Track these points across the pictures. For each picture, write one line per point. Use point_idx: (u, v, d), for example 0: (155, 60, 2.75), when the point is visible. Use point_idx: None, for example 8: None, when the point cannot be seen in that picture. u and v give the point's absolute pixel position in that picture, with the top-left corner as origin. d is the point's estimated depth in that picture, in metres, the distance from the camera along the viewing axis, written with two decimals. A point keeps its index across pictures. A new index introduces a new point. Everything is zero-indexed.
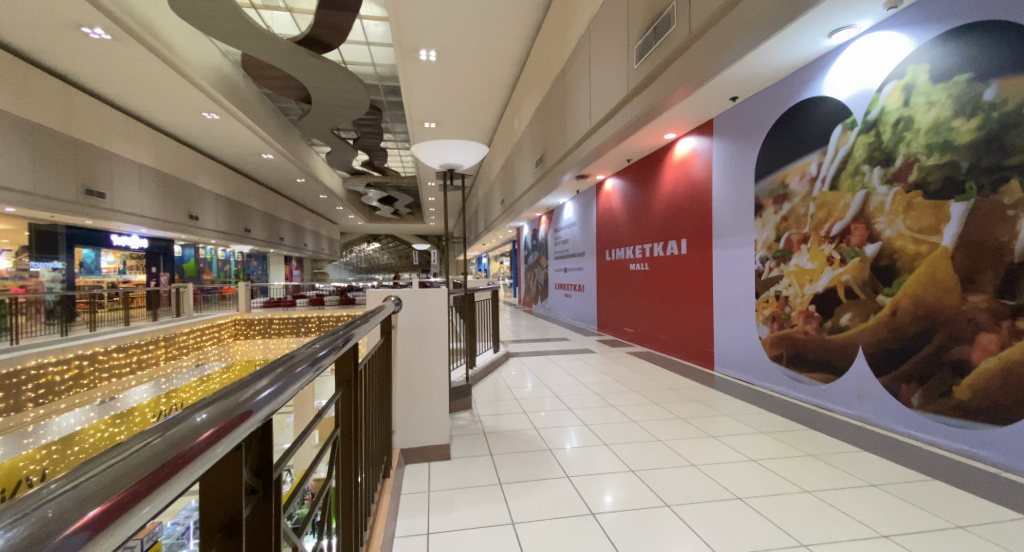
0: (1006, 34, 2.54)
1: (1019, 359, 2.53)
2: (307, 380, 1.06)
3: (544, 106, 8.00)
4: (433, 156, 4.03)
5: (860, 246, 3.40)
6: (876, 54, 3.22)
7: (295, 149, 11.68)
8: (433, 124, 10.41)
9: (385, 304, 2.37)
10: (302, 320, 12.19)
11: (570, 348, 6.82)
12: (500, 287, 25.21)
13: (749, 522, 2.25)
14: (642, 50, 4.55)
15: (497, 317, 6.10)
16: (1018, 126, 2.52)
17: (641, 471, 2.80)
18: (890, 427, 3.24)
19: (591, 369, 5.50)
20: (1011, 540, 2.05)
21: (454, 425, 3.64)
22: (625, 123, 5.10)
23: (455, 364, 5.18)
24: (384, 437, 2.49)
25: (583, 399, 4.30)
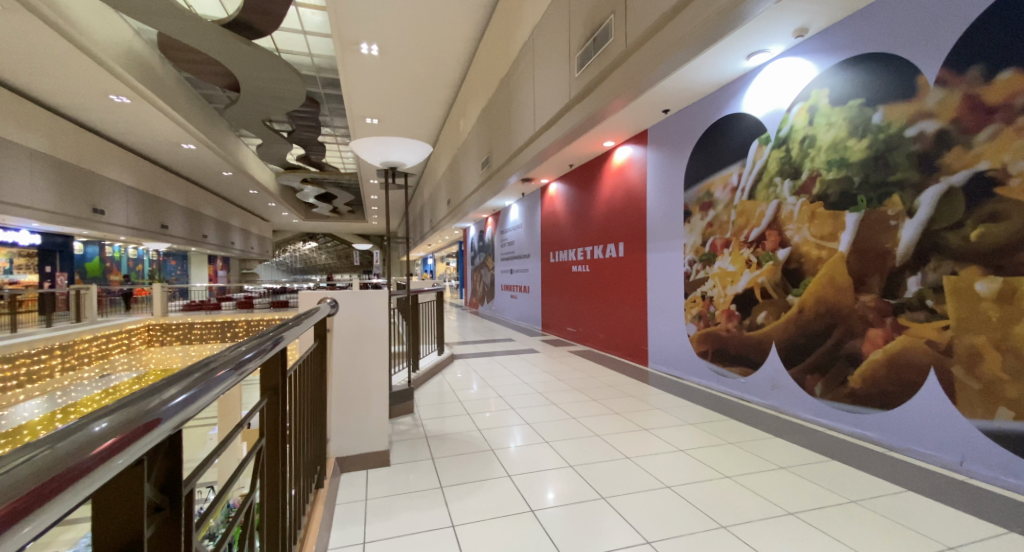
0: (888, 67, 2.89)
1: (900, 351, 2.86)
2: (229, 385, 1.03)
3: (490, 108, 8.06)
4: (374, 152, 3.94)
5: (773, 251, 3.72)
6: (786, 77, 3.55)
7: (221, 141, 10.96)
8: (376, 121, 10.16)
9: (321, 306, 2.30)
10: (229, 323, 11.45)
11: (512, 349, 6.90)
12: (446, 288, 24.93)
13: (678, 509, 2.40)
14: (583, 60, 4.71)
15: (441, 318, 6.06)
16: (899, 147, 2.86)
17: (580, 467, 2.89)
18: (798, 415, 3.56)
19: (535, 369, 5.60)
20: (894, 511, 2.32)
21: (395, 430, 3.58)
22: (567, 129, 5.25)
23: (397, 368, 5.09)
24: (318, 444, 2.41)
25: (526, 399, 4.37)
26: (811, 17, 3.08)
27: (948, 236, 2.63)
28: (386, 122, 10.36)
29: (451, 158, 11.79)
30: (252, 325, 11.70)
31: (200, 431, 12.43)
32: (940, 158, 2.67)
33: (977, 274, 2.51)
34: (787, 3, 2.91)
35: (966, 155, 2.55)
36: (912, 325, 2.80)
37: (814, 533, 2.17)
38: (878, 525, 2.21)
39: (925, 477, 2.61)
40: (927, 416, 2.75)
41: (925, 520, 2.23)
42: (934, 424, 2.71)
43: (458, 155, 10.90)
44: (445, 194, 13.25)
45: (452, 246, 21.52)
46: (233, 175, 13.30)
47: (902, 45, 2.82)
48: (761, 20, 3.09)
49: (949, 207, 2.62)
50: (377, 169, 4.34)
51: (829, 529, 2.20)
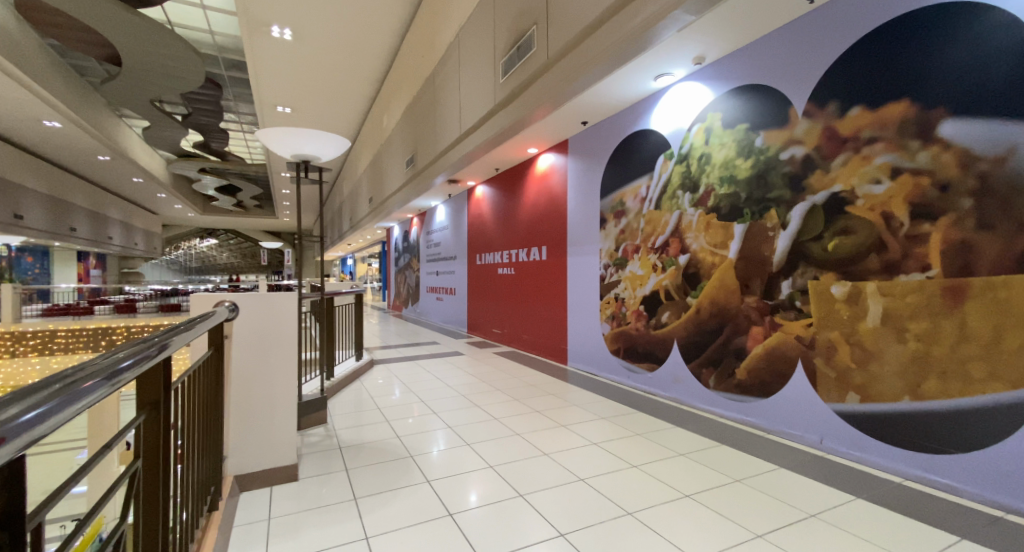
0: (769, 96, 3.28)
1: (776, 346, 3.25)
2: (99, 397, 0.96)
3: (415, 107, 7.96)
4: (284, 143, 3.73)
5: (675, 257, 4.05)
6: (688, 100, 3.91)
7: (97, 121, 9.72)
8: (288, 110, 9.61)
9: (218, 310, 2.16)
10: (103, 330, 9.66)
11: (433, 353, 6.83)
12: (368, 290, 24.08)
13: (591, 500, 2.54)
14: (507, 67, 4.84)
15: (359, 322, 5.86)
16: (776, 168, 3.25)
17: (500, 467, 2.96)
18: (696, 405, 3.91)
19: (458, 372, 5.59)
20: (770, 487, 2.63)
21: (305, 442, 3.42)
22: (492, 133, 5.34)
23: (309, 376, 4.85)
24: (211, 460, 2.25)
25: (447, 403, 4.36)
26: (708, 47, 3.42)
27: (812, 246, 3.03)
28: (300, 112, 9.82)
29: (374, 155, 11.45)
30: (134, 331, 9.99)
31: (65, 454, 10.86)
32: (806, 179, 3.07)
33: (833, 279, 2.92)
34: (688, 32, 3.21)
35: (826, 177, 2.96)
36: (785, 323, 3.19)
37: (708, 512, 2.40)
38: (759, 500, 2.49)
39: (797, 455, 2.98)
40: (798, 402, 3.13)
41: (795, 493, 2.55)
42: (804, 409, 3.10)
43: (381, 151, 10.62)
44: (365, 191, 12.83)
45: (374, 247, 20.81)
46: (110, 160, 11.84)
47: (778, 78, 3.22)
48: (665, 46, 3.37)
49: (813, 221, 3.02)
50: (287, 162, 4.11)
51: (718, 507, 2.44)
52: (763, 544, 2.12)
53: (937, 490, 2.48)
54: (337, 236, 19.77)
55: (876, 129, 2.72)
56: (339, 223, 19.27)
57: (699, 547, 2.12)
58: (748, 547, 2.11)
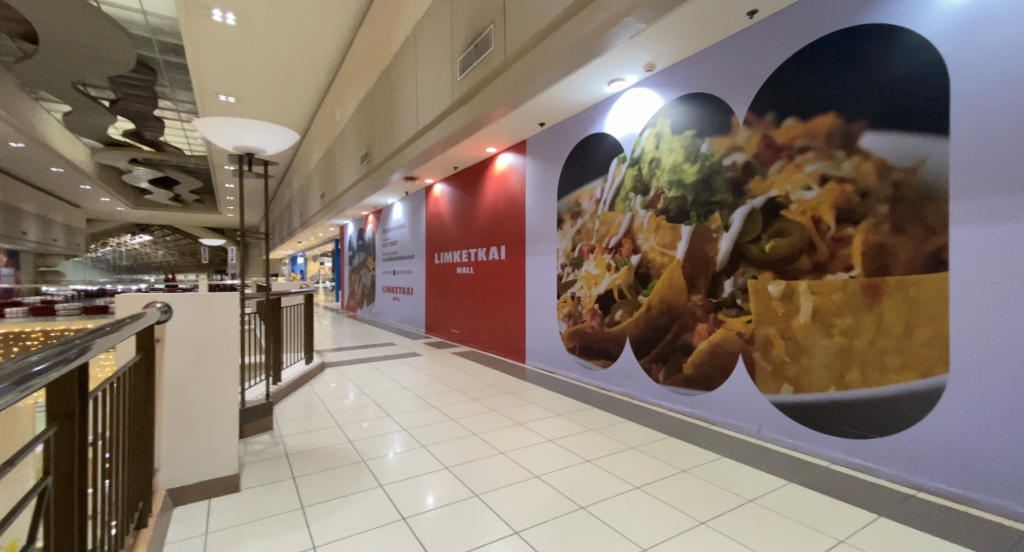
0: (713, 104, 3.45)
1: (719, 342, 3.43)
2: (8, 403, 0.90)
3: (370, 102, 7.81)
4: (224, 134, 3.53)
5: (628, 257, 4.19)
6: (640, 105, 4.05)
7: (9, 103, 8.89)
8: (232, 100, 9.17)
9: (148, 312, 2.04)
10: (16, 335, 8.84)
11: (388, 354, 6.72)
12: (321, 290, 23.30)
13: (546, 497, 2.59)
14: (464, 65, 4.84)
15: (310, 324, 5.67)
16: (719, 173, 3.42)
17: (455, 467, 2.97)
18: (647, 399, 4.05)
19: (415, 373, 5.53)
20: (713, 476, 2.77)
21: (247, 451, 3.29)
22: (449, 131, 5.33)
23: (254, 380, 4.64)
24: (139, 473, 2.12)
25: (403, 405, 4.31)
26: (657, 55, 3.56)
27: (751, 248, 3.21)
28: (246, 102, 9.40)
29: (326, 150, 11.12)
30: (52, 336, 9.19)
31: None
32: (746, 184, 3.25)
33: (769, 279, 3.11)
34: (638, 40, 3.33)
35: (764, 182, 3.15)
36: (727, 320, 3.36)
37: (656, 503, 2.51)
38: (702, 489, 2.62)
39: (737, 444, 3.15)
40: (739, 394, 3.31)
41: (735, 480, 2.70)
42: (744, 401, 3.29)
43: (334, 146, 10.33)
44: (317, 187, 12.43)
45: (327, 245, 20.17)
46: (26, 147, 10.86)
47: (722, 88, 3.39)
48: (617, 53, 3.48)
49: (752, 223, 3.20)
50: (230, 154, 3.92)
51: (666, 498, 2.55)
52: (706, 531, 2.24)
53: (859, 472, 2.69)
54: (286, 233, 19.02)
55: (807, 139, 2.92)
56: (288, 220, 18.53)
57: (646, 537, 2.21)
58: (692, 534, 2.22)
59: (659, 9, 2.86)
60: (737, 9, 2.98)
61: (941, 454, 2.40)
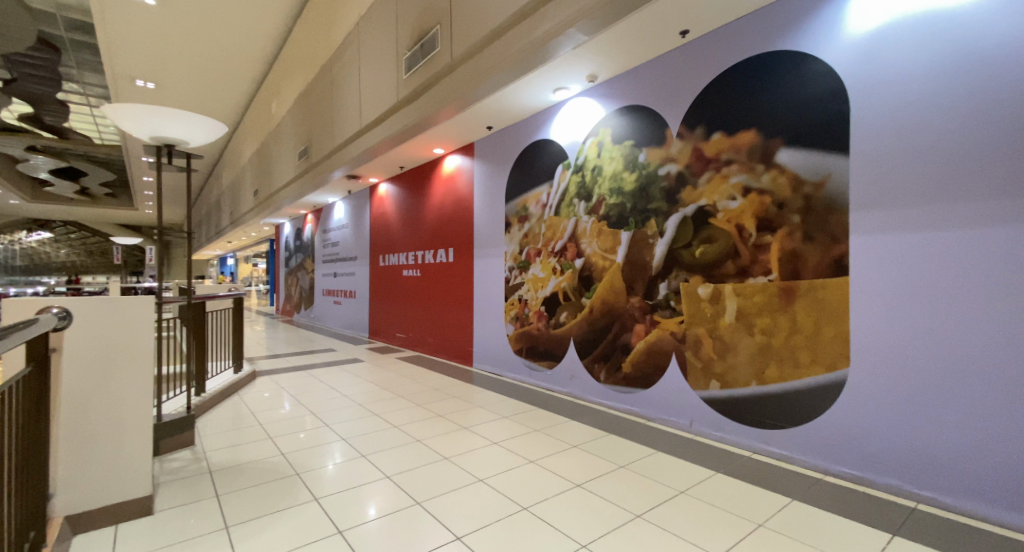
0: (650, 117, 3.63)
1: (655, 342, 3.61)
2: None
3: (310, 96, 7.54)
4: (139, 123, 3.27)
5: (572, 260, 4.30)
6: (583, 114, 4.19)
7: None
8: (151, 85, 8.56)
9: (41, 319, 1.86)
10: None
11: (328, 361, 6.48)
12: (252, 292, 22.03)
13: (489, 500, 2.61)
14: (410, 63, 4.81)
15: (240, 331, 5.35)
16: (655, 182, 3.60)
17: (397, 476, 2.92)
18: (590, 398, 4.18)
19: (356, 380, 5.37)
20: (650, 471, 2.90)
21: (163, 470, 3.05)
22: (393, 129, 5.25)
23: (174, 393, 4.30)
24: (28, 500, 1.90)
25: (342, 414, 4.17)
26: (599, 67, 3.70)
27: (683, 253, 3.40)
28: (170, 88, 8.79)
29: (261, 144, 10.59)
30: None
31: None
32: (679, 194, 3.44)
33: (699, 282, 3.31)
34: (581, 52, 3.45)
35: (694, 192, 3.35)
36: (662, 321, 3.54)
37: (596, 499, 2.59)
38: (639, 483, 2.74)
39: (671, 438, 3.32)
40: (673, 391, 3.50)
41: (669, 473, 2.84)
42: (678, 398, 3.47)
43: (270, 140, 9.86)
44: (250, 183, 11.78)
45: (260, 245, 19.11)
46: None
47: (657, 100, 3.58)
48: (561, 62, 3.58)
49: (684, 230, 3.40)
50: (146, 145, 3.63)
51: (607, 494, 2.64)
52: (642, 524, 2.35)
53: (777, 459, 2.92)
54: (213, 232, 17.84)
55: (732, 153, 3.14)
56: (215, 218, 17.40)
57: (585, 533, 2.28)
58: (628, 527, 2.32)
59: (600, 22, 2.99)
60: (670, 29, 3.17)
61: (845, 440, 2.65)
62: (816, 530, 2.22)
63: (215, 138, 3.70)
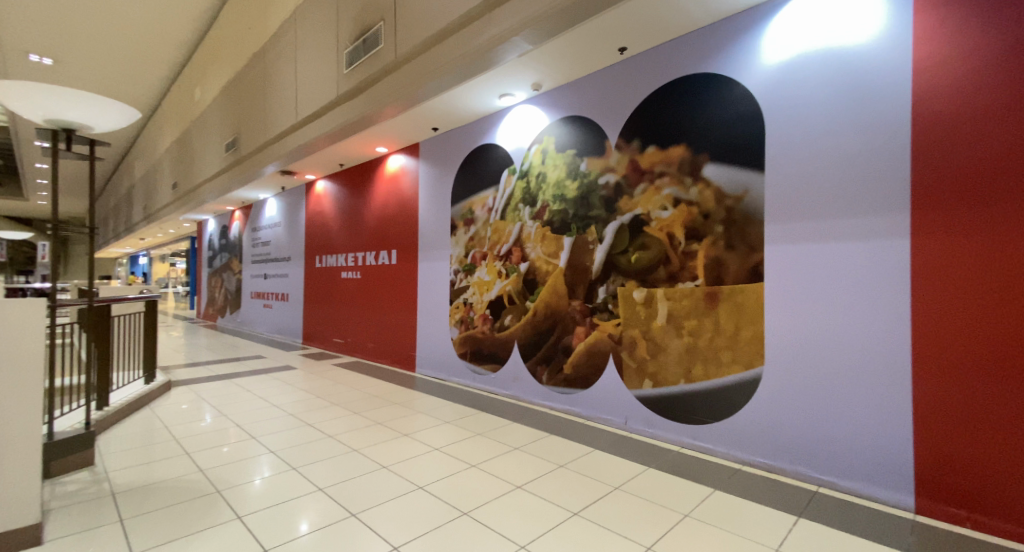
0: (590, 127, 3.78)
1: (594, 344, 3.74)
2: None
3: (241, 85, 7.15)
4: (32, 104, 2.95)
5: (517, 264, 4.37)
6: (528, 121, 4.29)
7: None
8: (49, 60, 7.78)
9: None
10: None
11: (256, 369, 6.13)
12: (170, 294, 20.36)
13: (427, 507, 2.60)
14: (351, 58, 4.71)
15: (153, 337, 4.95)
16: (595, 191, 3.74)
17: (330, 488, 2.83)
18: (533, 400, 4.26)
19: (288, 389, 5.13)
20: (587, 469, 2.99)
21: (54, 495, 2.74)
22: (332, 124, 5.10)
23: (69, 408, 3.90)
24: None
25: (272, 425, 3.97)
26: (542, 76, 3.81)
27: (620, 259, 3.56)
28: (77, 66, 8.03)
29: (182, 133, 9.88)
30: None
31: None
32: (617, 202, 3.60)
33: (635, 286, 3.47)
34: (525, 60, 3.53)
35: (630, 201, 3.51)
36: (601, 323, 3.68)
37: (536, 500, 2.65)
38: (577, 482, 2.82)
39: (608, 436, 3.45)
40: (610, 391, 3.64)
41: (605, 471, 2.95)
42: (614, 397, 3.62)
43: (193, 129, 9.22)
44: (169, 176, 10.92)
45: (179, 243, 17.71)
46: None
47: (597, 111, 3.74)
48: (505, 69, 3.64)
49: (621, 237, 3.55)
50: (42, 129, 3.29)
51: (546, 494, 2.71)
52: (579, 521, 2.43)
53: (702, 453, 3.12)
54: (122, 227, 16.32)
55: (664, 165, 3.33)
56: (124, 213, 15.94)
57: (523, 535, 2.32)
58: (566, 525, 2.39)
59: (543, 32, 3.07)
60: (609, 45, 3.32)
61: (761, 433, 2.88)
62: (737, 517, 2.39)
63: (124, 124, 3.41)
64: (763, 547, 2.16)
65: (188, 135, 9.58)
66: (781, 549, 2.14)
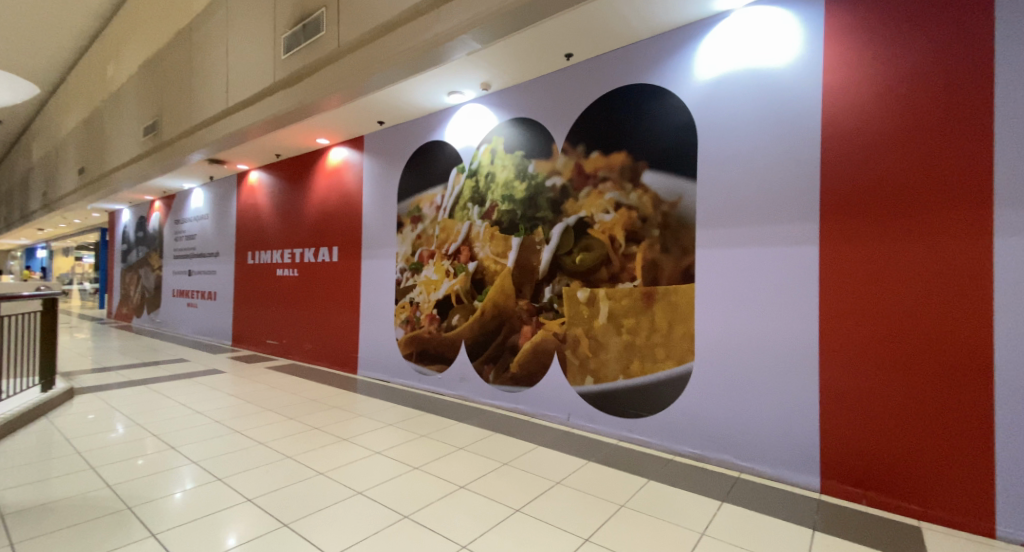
0: (538, 130, 3.86)
1: (540, 343, 3.82)
2: None
3: (165, 65, 6.66)
4: None
5: (465, 263, 4.37)
6: (477, 121, 4.30)
7: None
8: None
9: None
10: None
11: (178, 374, 5.72)
12: (77, 292, 18.51)
13: (367, 512, 2.55)
14: (290, 43, 4.52)
15: (54, 339, 4.50)
16: (543, 193, 3.82)
17: (261, 498, 2.71)
18: (479, 400, 4.28)
19: (214, 394, 4.84)
20: (531, 466, 3.06)
21: None
22: (268, 112, 4.86)
23: None
24: None
25: (196, 433, 3.74)
26: (490, 76, 3.84)
27: (566, 260, 3.65)
28: None
29: (94, 113, 9.03)
30: None
31: None
32: (562, 204, 3.70)
33: (579, 286, 3.58)
34: (472, 59, 3.55)
35: (576, 204, 3.62)
36: (547, 322, 3.76)
37: (478, 498, 2.68)
38: (519, 479, 2.88)
39: (551, 433, 3.54)
40: (554, 388, 3.73)
41: (547, 467, 3.03)
42: (558, 394, 3.71)
43: (107, 110, 8.46)
44: (76, 160, 9.93)
45: (89, 235, 16.14)
46: None
47: (543, 114, 3.82)
48: (453, 66, 3.64)
49: (566, 239, 3.65)
50: None
51: (488, 492, 2.74)
52: (520, 517, 2.48)
53: (639, 445, 3.28)
54: (17, 216, 14.64)
55: (607, 171, 3.46)
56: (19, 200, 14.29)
57: (464, 534, 2.34)
58: (507, 522, 2.43)
59: (491, 32, 3.10)
60: (556, 50, 3.41)
61: (691, 424, 3.07)
62: (668, 505, 2.53)
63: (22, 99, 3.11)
64: (691, 531, 2.30)
65: (100, 116, 8.76)
66: (705, 532, 2.30)
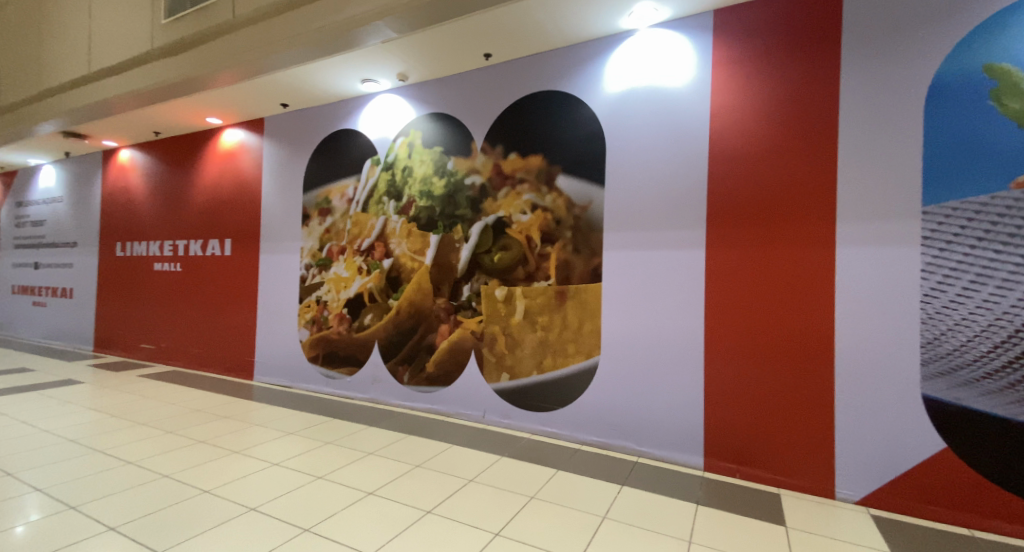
0: (457, 127, 3.84)
1: (456, 341, 3.81)
2: None
3: (7, 15, 5.61)
4: None
5: (379, 260, 4.23)
6: (393, 112, 4.19)
7: None
8: None
9: None
10: None
11: (22, 386, 4.87)
12: None
13: (261, 529, 2.38)
14: (175, 8, 4.04)
15: None
16: (461, 191, 3.81)
17: (129, 525, 2.41)
18: (391, 402, 4.17)
19: (72, 409, 4.21)
20: (443, 466, 3.05)
21: None
22: (145, 83, 4.31)
23: None
24: None
25: (47, 455, 3.23)
26: (407, 67, 3.75)
27: (484, 258, 3.69)
28: None
29: None
30: None
31: None
32: (480, 203, 3.72)
33: (496, 285, 3.63)
34: (388, 48, 3.44)
35: (494, 203, 3.66)
36: (464, 321, 3.77)
37: (387, 503, 2.62)
38: (430, 481, 2.86)
39: (464, 431, 3.56)
40: (469, 386, 3.75)
41: (459, 466, 3.04)
42: (473, 393, 3.74)
43: None
44: None
45: None
46: None
47: (461, 111, 3.82)
48: (367, 53, 3.50)
49: (485, 238, 3.69)
50: None
51: (397, 496, 2.69)
52: (430, 518, 2.47)
53: (549, 437, 3.41)
54: None
55: (525, 172, 3.55)
56: None
57: (372, 541, 2.28)
58: (417, 525, 2.41)
59: (408, 22, 3.03)
60: (474, 48, 3.42)
61: (597, 416, 3.25)
62: (573, 494, 2.67)
63: None
64: (593, 516, 2.45)
65: None
66: (606, 515, 2.45)
